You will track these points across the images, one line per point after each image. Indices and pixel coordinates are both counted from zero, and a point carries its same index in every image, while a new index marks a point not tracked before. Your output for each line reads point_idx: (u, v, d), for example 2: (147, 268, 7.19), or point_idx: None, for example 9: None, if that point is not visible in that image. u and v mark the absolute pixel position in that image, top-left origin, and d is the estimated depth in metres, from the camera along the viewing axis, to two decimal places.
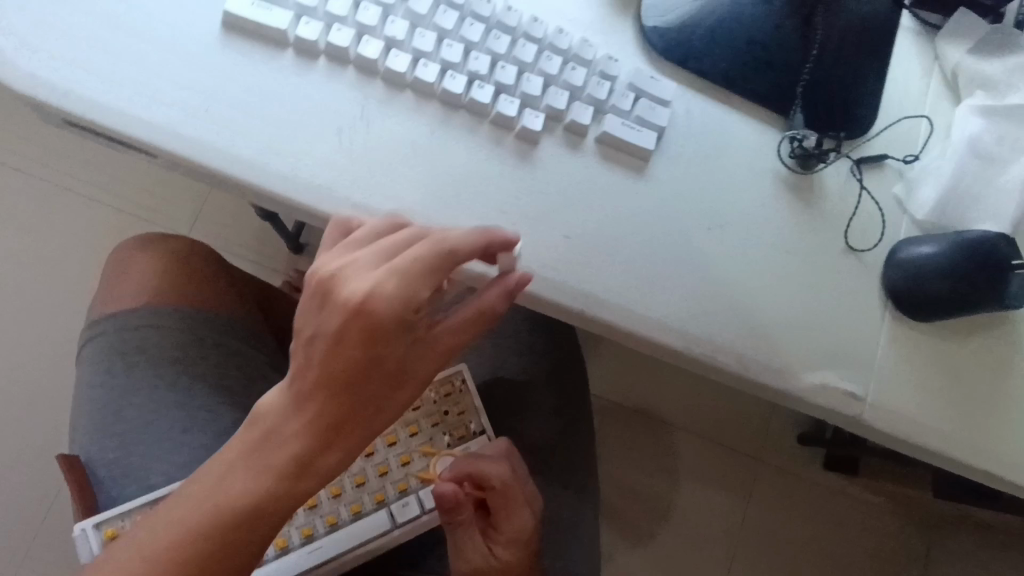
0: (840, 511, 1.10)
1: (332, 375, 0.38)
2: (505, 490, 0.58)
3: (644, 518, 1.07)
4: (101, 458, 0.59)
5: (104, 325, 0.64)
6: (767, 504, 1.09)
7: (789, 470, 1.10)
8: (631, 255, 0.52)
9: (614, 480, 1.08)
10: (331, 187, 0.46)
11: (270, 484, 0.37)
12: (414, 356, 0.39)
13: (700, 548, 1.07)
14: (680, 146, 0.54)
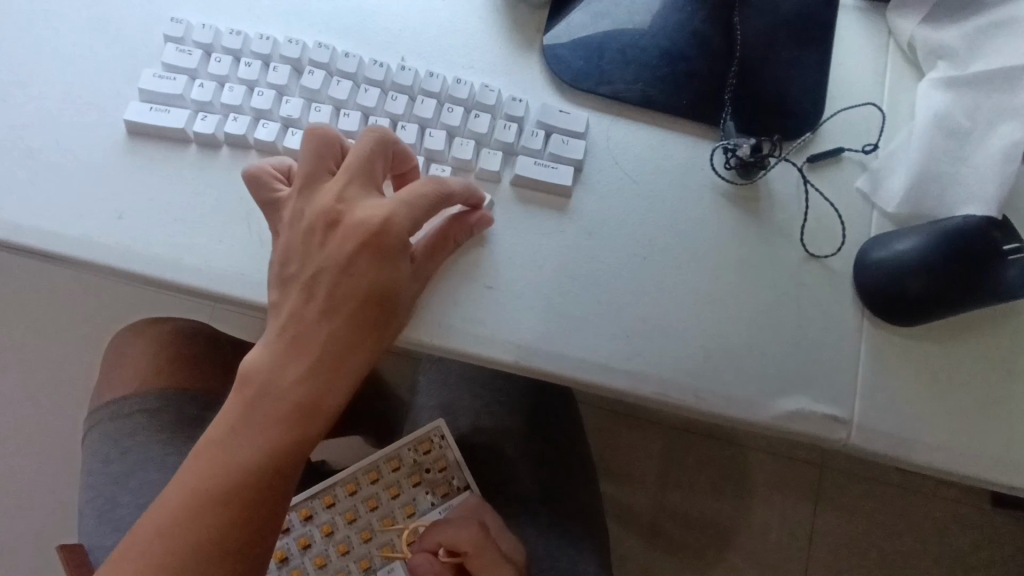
0: (917, 515, 0.99)
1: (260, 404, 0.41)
2: (478, 550, 0.55)
3: (703, 544, 0.99)
4: (100, 545, 0.61)
5: (101, 413, 0.68)
6: (837, 512, 0.99)
7: (857, 474, 1.00)
8: (563, 297, 0.49)
9: (663, 504, 1.00)
10: (242, 270, 0.48)
11: (210, 521, 0.39)
12: (331, 374, 0.42)
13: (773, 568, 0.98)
14: (604, 175, 0.52)
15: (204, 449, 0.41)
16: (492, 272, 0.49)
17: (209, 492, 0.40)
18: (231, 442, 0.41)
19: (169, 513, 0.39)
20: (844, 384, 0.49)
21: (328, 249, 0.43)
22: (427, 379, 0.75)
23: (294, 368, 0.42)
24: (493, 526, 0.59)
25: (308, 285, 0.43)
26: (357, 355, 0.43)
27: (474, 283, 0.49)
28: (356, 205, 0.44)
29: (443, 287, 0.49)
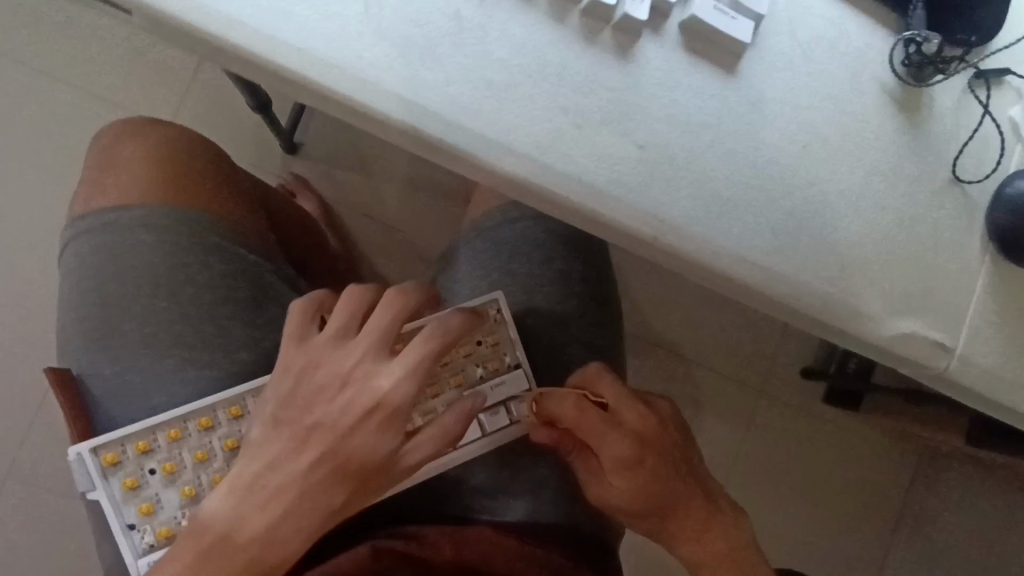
0: (841, 442, 1.10)
1: (302, 473, 0.46)
2: (587, 418, 0.55)
3: None
4: (96, 374, 0.53)
5: (88, 220, 0.56)
6: (766, 431, 1.09)
7: (793, 404, 1.09)
8: (716, 175, 0.43)
9: None
10: (359, 66, 0.38)
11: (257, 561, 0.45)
12: (371, 445, 0.46)
13: None
14: (778, 42, 0.44)
15: (244, 505, 0.45)
16: (646, 130, 0.42)
17: (254, 559, 0.45)
18: (269, 523, 0.45)
19: (213, 539, 0.45)
20: (955, 314, 0.48)
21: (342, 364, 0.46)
22: (472, 249, 0.69)
23: (350, 441, 0.46)
24: (610, 394, 0.57)
25: (347, 376, 0.46)
26: (389, 441, 0.46)
27: (620, 137, 0.41)
28: (378, 375, 0.46)
29: (593, 137, 0.41)
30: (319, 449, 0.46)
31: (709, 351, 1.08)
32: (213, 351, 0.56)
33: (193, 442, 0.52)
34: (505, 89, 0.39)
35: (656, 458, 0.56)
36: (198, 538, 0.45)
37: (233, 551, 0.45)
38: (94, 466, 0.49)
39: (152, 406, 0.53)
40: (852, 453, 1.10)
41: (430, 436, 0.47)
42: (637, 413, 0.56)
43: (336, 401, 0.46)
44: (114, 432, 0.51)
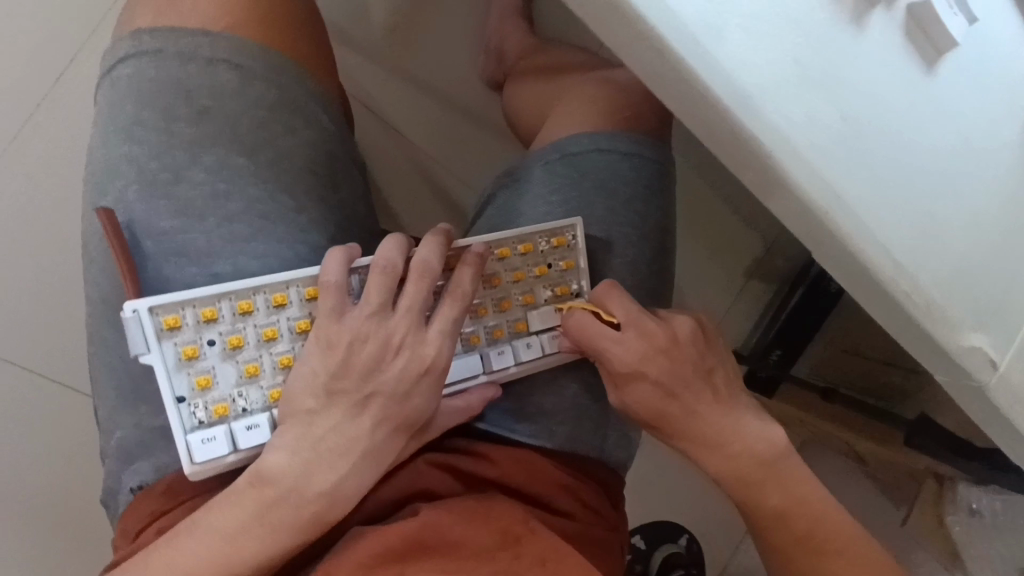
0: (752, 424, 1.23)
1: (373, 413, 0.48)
2: (589, 339, 0.54)
3: None
4: (151, 224, 0.44)
5: (159, 39, 0.46)
6: None
7: None
8: (888, 165, 0.44)
9: None
10: None
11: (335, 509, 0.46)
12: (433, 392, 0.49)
13: None
14: (973, 49, 0.45)
15: (313, 454, 0.46)
16: (851, 101, 0.41)
17: (326, 511, 0.46)
18: (341, 472, 0.46)
19: (278, 498, 0.45)
20: (1011, 336, 0.53)
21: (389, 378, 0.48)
22: (549, 171, 0.65)
23: (417, 385, 0.49)
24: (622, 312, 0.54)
25: (407, 344, 0.48)
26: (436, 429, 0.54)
27: (829, 103, 0.40)
28: (423, 338, 0.48)
29: (807, 95, 0.40)
30: (388, 397, 0.48)
31: (716, 228, 1.14)
32: (287, 227, 0.48)
33: (261, 319, 0.45)
34: (746, 22, 0.37)
35: (666, 380, 0.54)
36: (263, 486, 0.44)
37: (329, 452, 0.46)
38: (152, 327, 0.42)
39: (213, 274, 0.45)
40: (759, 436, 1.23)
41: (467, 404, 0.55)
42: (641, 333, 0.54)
43: (431, 349, 0.49)
44: (173, 292, 0.43)
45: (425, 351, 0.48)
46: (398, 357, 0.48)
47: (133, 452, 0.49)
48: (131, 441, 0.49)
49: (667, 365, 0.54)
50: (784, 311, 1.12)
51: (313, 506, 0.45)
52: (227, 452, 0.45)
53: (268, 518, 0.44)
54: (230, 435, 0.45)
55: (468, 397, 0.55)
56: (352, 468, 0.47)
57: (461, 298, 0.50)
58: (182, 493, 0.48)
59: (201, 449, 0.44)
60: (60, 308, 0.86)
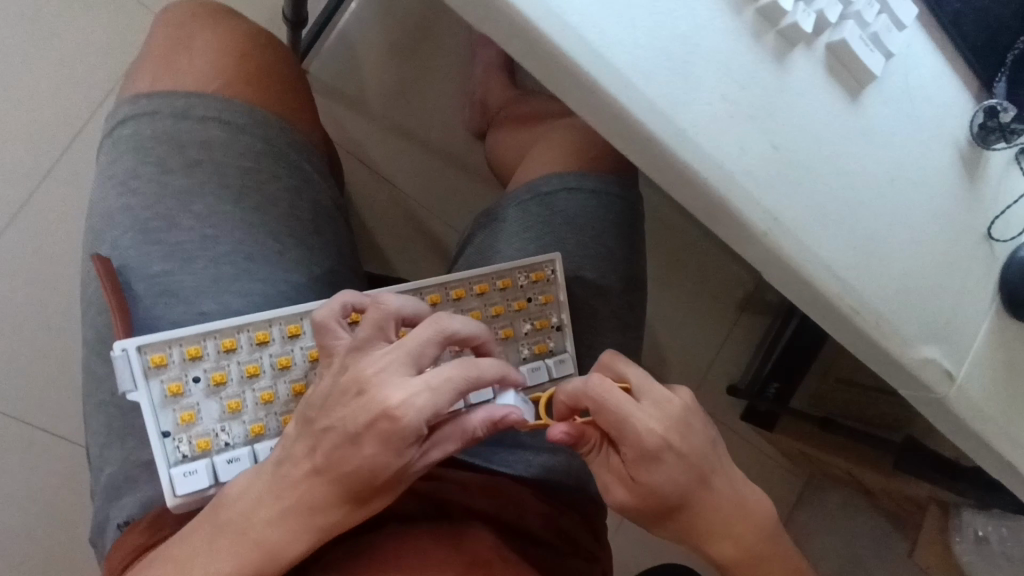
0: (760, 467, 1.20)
1: (325, 460, 0.44)
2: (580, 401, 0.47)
3: None
4: (143, 267, 0.48)
5: (155, 100, 0.50)
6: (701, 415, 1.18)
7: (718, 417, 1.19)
8: (823, 188, 0.48)
9: None
10: (561, 15, 0.39)
11: (265, 555, 0.44)
12: (368, 423, 0.42)
13: None
14: (893, 81, 0.49)
15: (266, 489, 0.45)
16: (779, 133, 0.45)
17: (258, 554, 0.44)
18: (283, 515, 0.44)
19: (214, 531, 0.44)
20: (961, 348, 0.56)
21: (342, 414, 0.43)
22: (523, 210, 0.69)
23: (356, 418, 0.43)
24: (633, 376, 0.47)
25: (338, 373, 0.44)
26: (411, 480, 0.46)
27: (760, 134, 0.45)
28: (360, 358, 0.44)
29: (735, 130, 0.44)
30: (324, 438, 0.44)
31: (690, 284, 1.17)
32: (271, 267, 0.51)
33: (244, 355, 0.48)
34: (677, 65, 0.42)
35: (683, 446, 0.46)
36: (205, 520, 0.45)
37: (272, 487, 0.45)
38: (140, 365, 0.45)
39: (201, 312, 0.48)
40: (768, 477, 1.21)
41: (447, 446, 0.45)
42: (654, 398, 0.46)
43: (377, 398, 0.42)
44: (161, 332, 0.46)
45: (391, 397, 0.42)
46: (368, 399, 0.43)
47: (120, 487, 0.51)
48: (119, 475, 0.51)
49: (681, 432, 0.46)
50: (772, 354, 1.14)
51: (247, 547, 0.44)
52: (208, 485, 0.46)
53: (201, 549, 0.44)
54: (211, 468, 0.46)
55: (449, 441, 0.45)
56: (285, 514, 0.44)
57: (437, 340, 0.44)
58: (164, 527, 0.49)
59: (183, 482, 0.46)
60: (55, 360, 0.87)
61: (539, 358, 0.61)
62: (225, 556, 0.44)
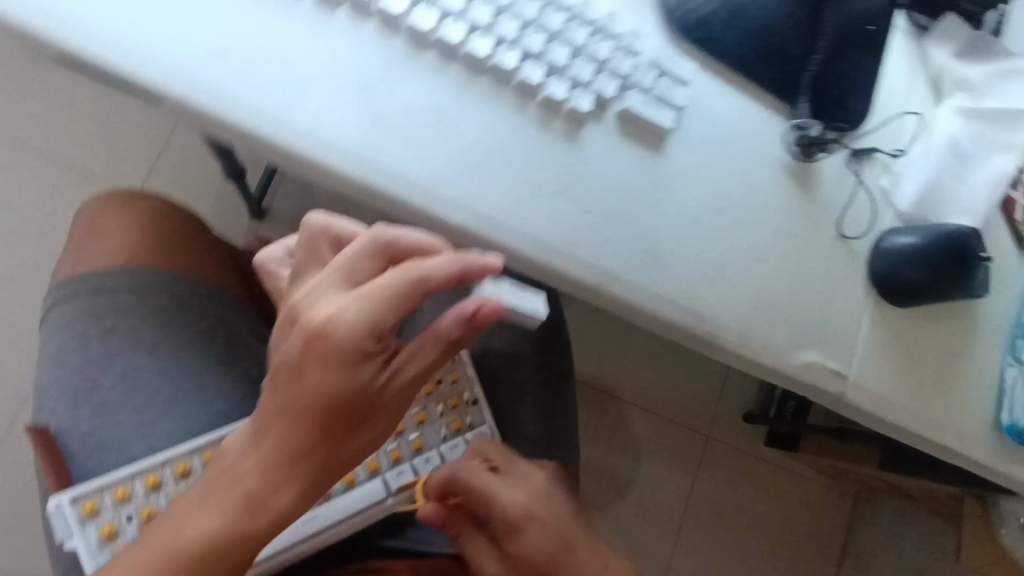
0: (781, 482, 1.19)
1: (292, 452, 0.37)
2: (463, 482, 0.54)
3: (608, 495, 1.13)
4: (77, 427, 0.55)
5: (75, 284, 0.59)
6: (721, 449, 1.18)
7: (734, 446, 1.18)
8: (648, 234, 0.52)
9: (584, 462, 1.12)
10: (355, 151, 0.45)
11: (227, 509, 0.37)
12: (308, 387, 0.37)
13: (661, 518, 1.14)
14: (695, 126, 0.53)
15: (191, 499, 0.38)
16: (587, 198, 0.50)
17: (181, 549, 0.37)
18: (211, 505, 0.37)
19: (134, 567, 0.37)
20: (848, 346, 0.58)
21: (285, 348, 0.38)
22: None
23: (276, 426, 0.38)
24: (499, 456, 0.57)
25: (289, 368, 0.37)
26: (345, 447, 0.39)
27: (569, 204, 0.50)
28: (317, 304, 0.38)
29: (541, 206, 0.49)
30: (265, 434, 0.38)
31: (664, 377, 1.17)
32: (191, 404, 0.58)
33: (170, 489, 0.53)
34: (473, 168, 0.47)
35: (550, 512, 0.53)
36: None
37: (175, 554, 0.37)
38: (73, 515, 0.50)
39: (132, 456, 0.54)
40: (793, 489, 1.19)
41: (417, 374, 0.40)
42: (518, 473, 0.56)
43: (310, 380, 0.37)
44: (91, 482, 0.52)
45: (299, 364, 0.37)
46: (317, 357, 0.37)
47: None
48: None
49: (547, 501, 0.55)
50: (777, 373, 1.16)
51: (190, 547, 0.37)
52: None
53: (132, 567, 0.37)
54: None
55: (426, 341, 0.40)
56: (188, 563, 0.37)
57: (377, 255, 0.40)
58: None
59: None
60: None
61: (457, 435, 0.65)
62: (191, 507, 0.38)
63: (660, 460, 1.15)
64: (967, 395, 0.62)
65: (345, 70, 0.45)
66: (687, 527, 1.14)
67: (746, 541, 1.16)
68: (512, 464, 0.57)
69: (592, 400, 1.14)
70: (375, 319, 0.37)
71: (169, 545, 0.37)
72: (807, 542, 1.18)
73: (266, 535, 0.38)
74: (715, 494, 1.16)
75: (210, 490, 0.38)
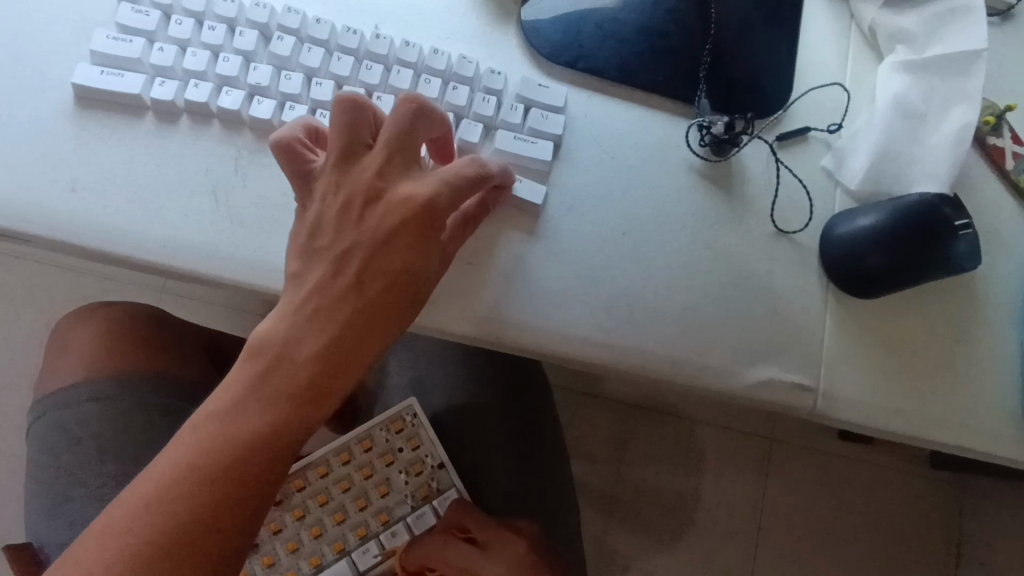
0: (867, 480, 1.01)
1: (306, 383, 0.39)
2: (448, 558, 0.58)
3: (664, 519, 0.99)
4: (54, 540, 0.58)
5: (48, 403, 0.64)
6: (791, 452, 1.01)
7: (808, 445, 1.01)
8: (547, 271, 0.49)
9: (628, 483, 1.00)
10: (218, 248, 0.45)
11: (221, 446, 0.37)
12: (343, 308, 0.40)
13: (732, 544, 0.98)
14: (581, 150, 0.52)
15: (199, 426, 0.38)
16: (471, 248, 0.49)
17: (198, 477, 0.37)
18: (234, 423, 0.38)
19: (142, 504, 0.37)
20: (809, 355, 0.51)
21: (360, 225, 0.41)
22: None
23: (309, 342, 0.39)
24: (474, 526, 0.60)
25: (337, 259, 0.41)
26: (377, 338, 0.40)
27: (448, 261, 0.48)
28: (398, 183, 0.41)
29: None
30: (276, 376, 0.39)
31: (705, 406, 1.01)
32: None
33: None
34: None
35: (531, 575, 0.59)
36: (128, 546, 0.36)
37: (201, 479, 0.37)
38: None
39: None
40: (881, 488, 1.00)
41: (456, 228, 0.46)
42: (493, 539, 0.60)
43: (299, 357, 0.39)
44: None
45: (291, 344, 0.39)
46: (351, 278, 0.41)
47: None
48: None
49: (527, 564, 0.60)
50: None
51: (188, 476, 0.37)
52: None
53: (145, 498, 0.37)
54: None
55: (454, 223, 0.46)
56: (207, 494, 0.37)
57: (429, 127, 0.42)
58: None
59: None
60: None
61: (424, 504, 0.62)
62: (194, 432, 0.38)
63: (729, 467, 1.00)
64: (986, 383, 0.52)
65: (193, 173, 0.46)
66: (766, 539, 0.98)
67: (841, 553, 0.98)
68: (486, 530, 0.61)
69: (642, 415, 1.01)
70: (389, 259, 0.40)
71: (160, 516, 0.36)
72: (911, 548, 0.98)
73: (270, 453, 0.38)
74: (793, 501, 1.00)
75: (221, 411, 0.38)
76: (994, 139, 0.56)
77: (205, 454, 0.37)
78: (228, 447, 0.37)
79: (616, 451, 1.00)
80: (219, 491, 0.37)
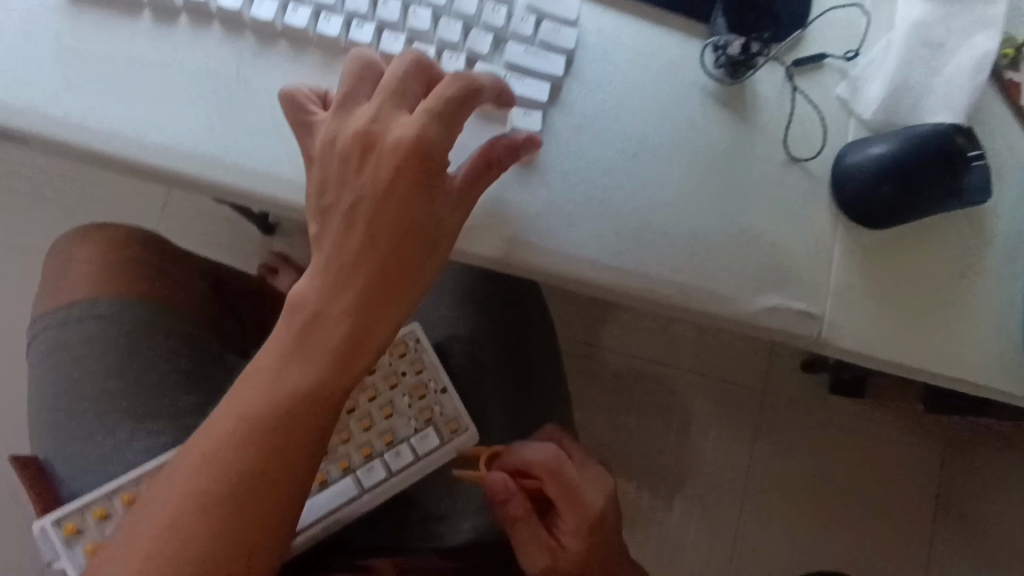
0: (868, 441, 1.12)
1: (346, 321, 0.41)
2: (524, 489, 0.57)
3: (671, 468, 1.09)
4: (61, 453, 0.59)
5: (49, 319, 0.64)
6: (790, 406, 1.12)
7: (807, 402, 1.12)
8: (553, 189, 0.48)
9: (631, 437, 1.09)
10: (223, 154, 0.45)
11: (301, 355, 0.41)
12: (366, 247, 0.41)
13: (722, 489, 1.09)
14: (593, 67, 0.50)
15: (250, 381, 0.41)
16: None
17: (253, 420, 0.40)
18: (311, 312, 0.41)
19: (218, 437, 0.40)
20: (818, 283, 0.52)
21: (364, 177, 0.41)
22: None
23: (337, 302, 0.41)
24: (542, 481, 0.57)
25: (346, 216, 0.42)
26: (405, 287, 0.42)
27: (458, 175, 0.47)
28: (390, 124, 0.42)
29: None
30: (338, 297, 0.41)
31: (714, 361, 1.12)
32: (161, 419, 0.61)
33: None
34: None
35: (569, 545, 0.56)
36: None
37: None
38: (57, 537, 0.53)
39: (110, 475, 0.58)
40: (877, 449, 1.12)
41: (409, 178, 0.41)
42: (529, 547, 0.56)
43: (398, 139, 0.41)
44: (74, 503, 0.55)
45: (378, 120, 0.42)
46: (358, 208, 0.42)
47: None
48: None
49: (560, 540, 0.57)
50: None
51: (283, 401, 0.40)
52: None
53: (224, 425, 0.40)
54: None
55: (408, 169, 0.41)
56: None
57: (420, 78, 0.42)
58: None
59: None
60: None
61: (427, 426, 0.62)
62: (298, 348, 0.41)
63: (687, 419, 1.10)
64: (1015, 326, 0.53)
65: (195, 73, 0.46)
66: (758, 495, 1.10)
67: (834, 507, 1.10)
68: (580, 503, 0.57)
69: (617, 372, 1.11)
70: (393, 207, 0.41)
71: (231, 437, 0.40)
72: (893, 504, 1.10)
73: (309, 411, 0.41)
74: (783, 449, 1.11)
75: (299, 313, 0.41)
76: (1013, 72, 0.56)
77: (303, 367, 0.41)
78: (307, 356, 0.41)
79: (624, 404, 1.10)
80: (291, 411, 0.40)
